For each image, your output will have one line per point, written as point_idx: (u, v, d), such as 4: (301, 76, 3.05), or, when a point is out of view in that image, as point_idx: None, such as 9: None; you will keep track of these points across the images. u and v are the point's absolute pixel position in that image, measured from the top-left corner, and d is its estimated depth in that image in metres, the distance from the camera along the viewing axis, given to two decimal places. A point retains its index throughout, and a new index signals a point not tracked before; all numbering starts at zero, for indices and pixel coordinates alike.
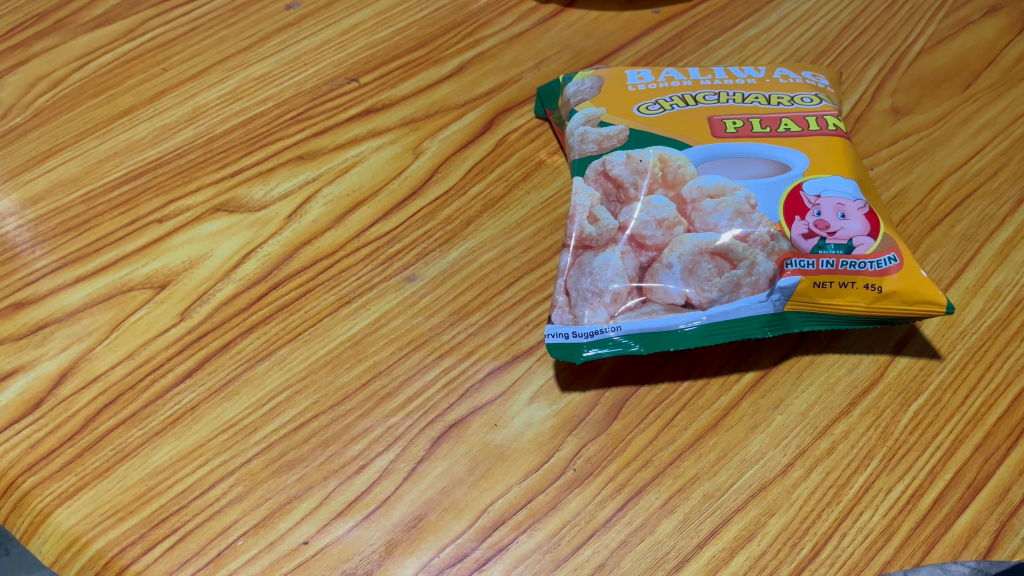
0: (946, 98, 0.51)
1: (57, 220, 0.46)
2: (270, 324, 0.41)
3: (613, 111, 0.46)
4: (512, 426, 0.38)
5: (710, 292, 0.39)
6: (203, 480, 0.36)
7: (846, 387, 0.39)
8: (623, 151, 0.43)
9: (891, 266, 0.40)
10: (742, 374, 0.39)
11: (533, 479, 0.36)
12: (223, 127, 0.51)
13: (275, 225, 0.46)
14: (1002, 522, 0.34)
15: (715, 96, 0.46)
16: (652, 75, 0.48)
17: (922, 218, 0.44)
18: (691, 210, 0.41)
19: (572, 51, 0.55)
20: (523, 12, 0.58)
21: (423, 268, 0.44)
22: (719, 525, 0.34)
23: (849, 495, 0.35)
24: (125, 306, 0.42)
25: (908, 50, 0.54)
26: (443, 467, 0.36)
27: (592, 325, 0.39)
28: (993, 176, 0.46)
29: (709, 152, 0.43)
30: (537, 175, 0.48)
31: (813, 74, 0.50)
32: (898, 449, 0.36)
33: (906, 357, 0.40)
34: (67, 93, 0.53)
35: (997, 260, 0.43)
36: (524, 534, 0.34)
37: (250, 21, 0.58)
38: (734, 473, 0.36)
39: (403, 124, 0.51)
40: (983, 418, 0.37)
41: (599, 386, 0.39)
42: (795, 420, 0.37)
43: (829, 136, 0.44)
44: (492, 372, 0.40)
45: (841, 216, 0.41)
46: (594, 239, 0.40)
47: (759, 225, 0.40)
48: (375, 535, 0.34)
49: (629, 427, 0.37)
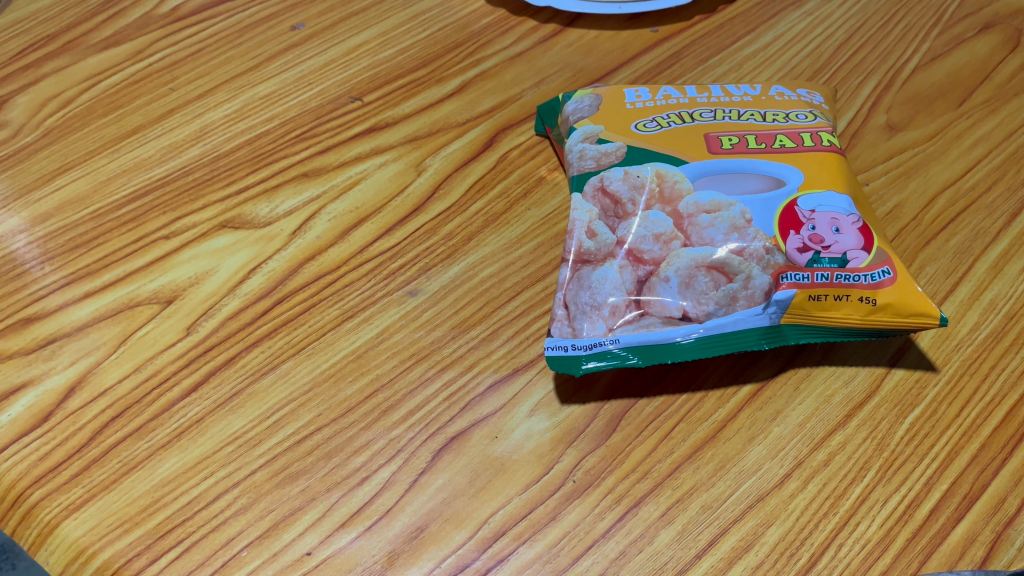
0: (940, 114, 0.52)
1: (66, 236, 0.47)
2: (275, 339, 0.42)
3: (611, 128, 0.47)
4: (512, 438, 0.38)
5: (707, 305, 0.40)
6: (208, 491, 0.36)
7: (842, 399, 0.39)
8: (621, 167, 0.44)
9: (885, 279, 0.40)
10: (739, 386, 0.40)
11: (533, 491, 0.36)
12: (229, 146, 0.52)
13: (279, 241, 0.47)
14: (998, 532, 0.34)
15: (711, 113, 0.47)
16: (650, 93, 0.49)
17: (917, 232, 0.45)
18: (688, 224, 0.41)
19: (571, 69, 0.56)
20: (525, 32, 0.59)
21: (425, 283, 0.45)
22: (717, 535, 0.35)
23: (846, 506, 0.35)
24: (132, 321, 0.43)
25: (903, 67, 0.55)
26: (444, 478, 0.37)
27: (590, 337, 0.39)
28: (987, 191, 0.47)
29: (705, 168, 0.43)
30: (537, 192, 0.49)
31: (808, 91, 0.51)
32: (894, 459, 0.37)
33: (902, 369, 0.40)
34: (77, 113, 0.54)
35: (991, 273, 0.43)
36: (525, 545, 0.34)
37: (256, 42, 0.59)
38: (732, 484, 0.36)
39: (406, 141, 0.52)
40: (978, 430, 0.38)
41: (598, 398, 0.40)
42: (792, 432, 0.38)
43: (824, 152, 0.45)
44: (493, 384, 0.40)
45: (834, 229, 0.41)
46: (592, 253, 0.41)
47: (754, 239, 0.41)
48: (377, 546, 0.35)
49: (628, 439, 0.38)
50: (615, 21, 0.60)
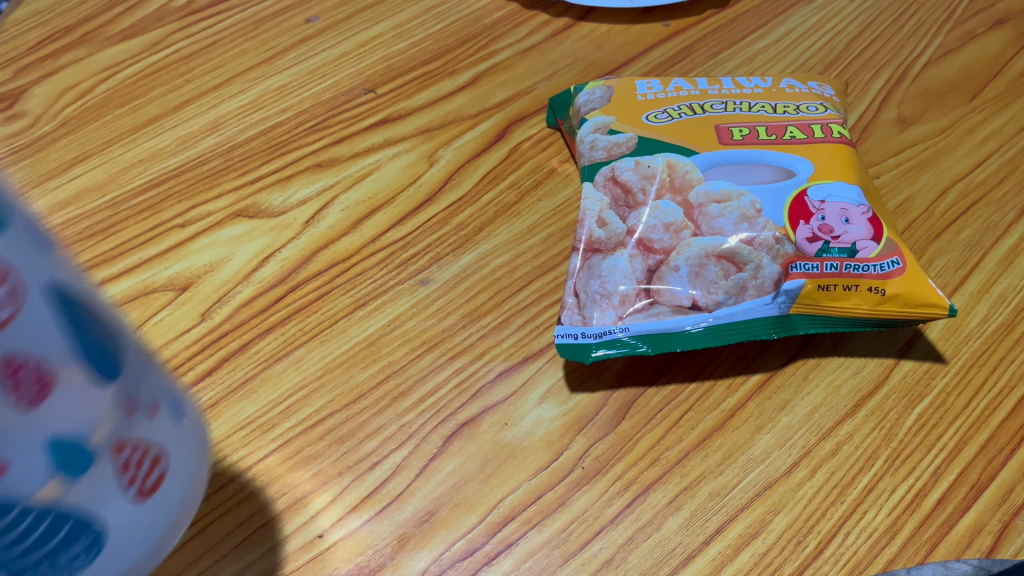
0: (952, 108, 0.52)
1: (82, 224, 0.48)
2: (288, 325, 0.43)
3: (622, 120, 0.47)
4: (522, 424, 0.39)
5: (716, 294, 0.40)
6: (221, 475, 0.37)
7: (851, 389, 0.39)
8: (632, 158, 0.45)
9: (893, 269, 0.41)
10: (748, 376, 0.40)
11: (543, 477, 0.36)
12: (244, 136, 0.53)
13: (293, 230, 0.47)
14: (1005, 522, 0.34)
15: (722, 105, 0.48)
16: (661, 85, 0.50)
17: (927, 224, 0.45)
18: (698, 214, 0.42)
19: (583, 63, 0.57)
20: (537, 25, 0.59)
21: (436, 272, 0.45)
22: (725, 522, 0.35)
23: (854, 494, 0.35)
24: (147, 307, 0.43)
25: (915, 61, 0.55)
26: (455, 464, 0.37)
27: (601, 326, 0.40)
28: (998, 185, 0.47)
29: (716, 159, 0.44)
30: (548, 183, 0.49)
31: (819, 84, 0.51)
32: (902, 450, 0.37)
33: (911, 360, 0.40)
34: (93, 103, 0.55)
35: (1001, 266, 0.43)
36: (533, 530, 0.35)
37: (271, 34, 0.59)
38: (740, 472, 0.36)
39: (418, 133, 0.52)
40: (986, 421, 0.38)
41: (608, 386, 0.40)
42: (801, 421, 0.38)
43: (834, 144, 0.45)
44: (504, 372, 0.41)
45: (844, 220, 0.42)
46: (603, 242, 0.42)
47: (764, 229, 0.41)
48: (388, 529, 0.35)
49: (637, 427, 0.38)
50: (628, 15, 0.60)
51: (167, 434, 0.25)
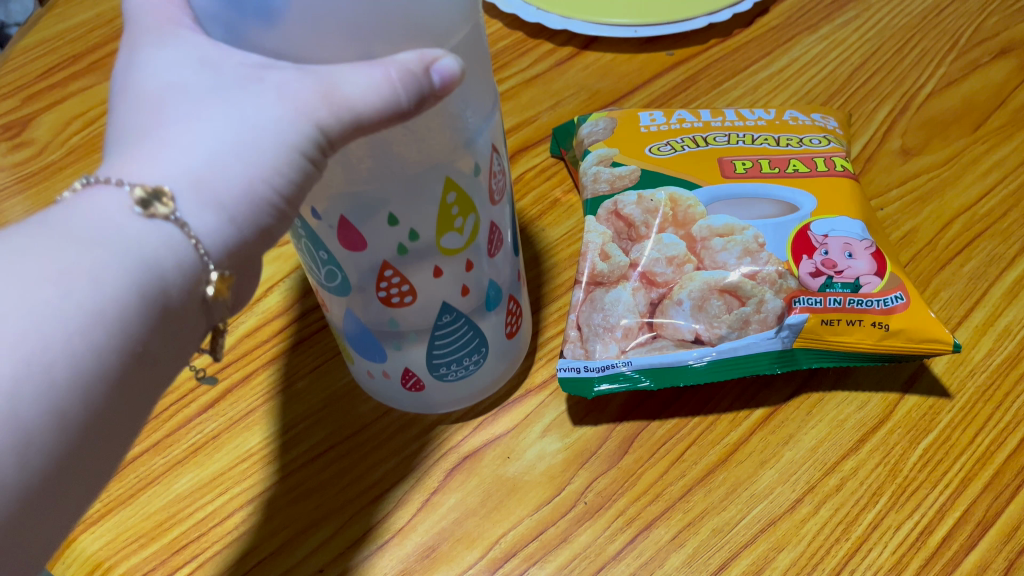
0: (955, 139, 0.52)
1: None
2: (291, 355, 0.43)
3: (626, 152, 0.48)
4: (524, 458, 0.38)
5: (719, 328, 0.40)
6: (223, 507, 0.37)
7: (855, 424, 0.39)
8: (635, 191, 0.45)
9: (897, 304, 0.40)
10: (751, 411, 0.40)
11: (545, 512, 0.36)
12: None
13: (297, 259, 0.47)
14: (1011, 560, 0.33)
15: (725, 137, 0.48)
16: (665, 116, 0.51)
17: (930, 257, 0.45)
18: (701, 248, 0.42)
19: (587, 92, 0.57)
20: (541, 54, 0.60)
21: None
22: (729, 559, 0.34)
23: (859, 531, 0.35)
24: None
25: (918, 92, 0.55)
26: (456, 498, 0.37)
27: (603, 359, 0.40)
28: (1004, 216, 0.46)
29: (719, 192, 0.45)
30: (552, 213, 0.49)
31: (822, 116, 0.51)
32: (907, 485, 0.36)
33: (915, 395, 0.40)
34: (101, 132, 0.55)
35: (1006, 298, 0.43)
36: (535, 566, 0.34)
37: None
38: (743, 508, 0.36)
39: None
40: (992, 457, 0.37)
41: (610, 420, 0.40)
42: (804, 456, 0.38)
43: (837, 177, 0.46)
44: (505, 405, 0.41)
45: (847, 255, 0.42)
46: (605, 275, 0.42)
47: (767, 263, 0.41)
48: (388, 564, 0.35)
49: (640, 461, 0.38)
50: (631, 45, 0.60)
51: (520, 308, 0.40)
